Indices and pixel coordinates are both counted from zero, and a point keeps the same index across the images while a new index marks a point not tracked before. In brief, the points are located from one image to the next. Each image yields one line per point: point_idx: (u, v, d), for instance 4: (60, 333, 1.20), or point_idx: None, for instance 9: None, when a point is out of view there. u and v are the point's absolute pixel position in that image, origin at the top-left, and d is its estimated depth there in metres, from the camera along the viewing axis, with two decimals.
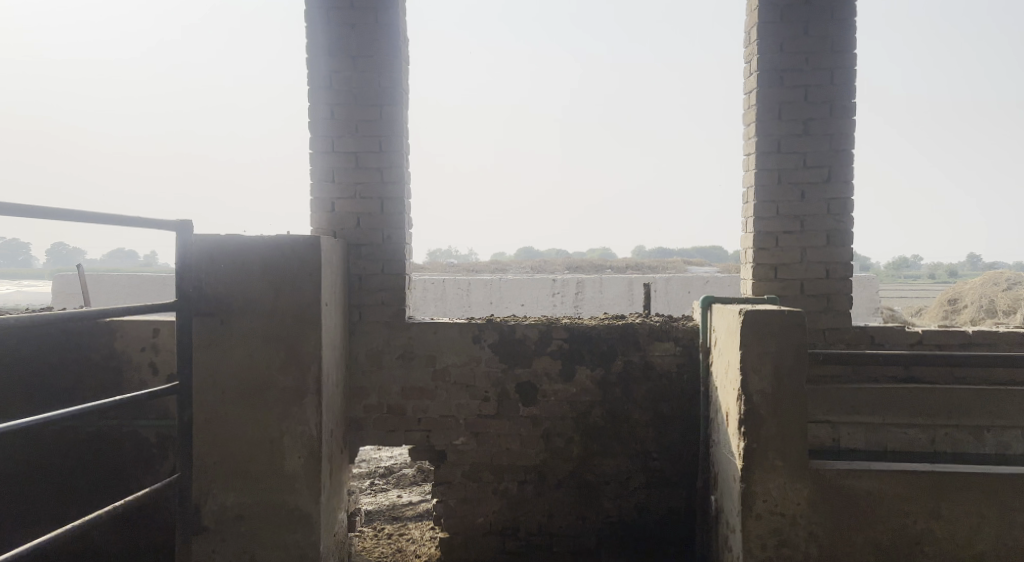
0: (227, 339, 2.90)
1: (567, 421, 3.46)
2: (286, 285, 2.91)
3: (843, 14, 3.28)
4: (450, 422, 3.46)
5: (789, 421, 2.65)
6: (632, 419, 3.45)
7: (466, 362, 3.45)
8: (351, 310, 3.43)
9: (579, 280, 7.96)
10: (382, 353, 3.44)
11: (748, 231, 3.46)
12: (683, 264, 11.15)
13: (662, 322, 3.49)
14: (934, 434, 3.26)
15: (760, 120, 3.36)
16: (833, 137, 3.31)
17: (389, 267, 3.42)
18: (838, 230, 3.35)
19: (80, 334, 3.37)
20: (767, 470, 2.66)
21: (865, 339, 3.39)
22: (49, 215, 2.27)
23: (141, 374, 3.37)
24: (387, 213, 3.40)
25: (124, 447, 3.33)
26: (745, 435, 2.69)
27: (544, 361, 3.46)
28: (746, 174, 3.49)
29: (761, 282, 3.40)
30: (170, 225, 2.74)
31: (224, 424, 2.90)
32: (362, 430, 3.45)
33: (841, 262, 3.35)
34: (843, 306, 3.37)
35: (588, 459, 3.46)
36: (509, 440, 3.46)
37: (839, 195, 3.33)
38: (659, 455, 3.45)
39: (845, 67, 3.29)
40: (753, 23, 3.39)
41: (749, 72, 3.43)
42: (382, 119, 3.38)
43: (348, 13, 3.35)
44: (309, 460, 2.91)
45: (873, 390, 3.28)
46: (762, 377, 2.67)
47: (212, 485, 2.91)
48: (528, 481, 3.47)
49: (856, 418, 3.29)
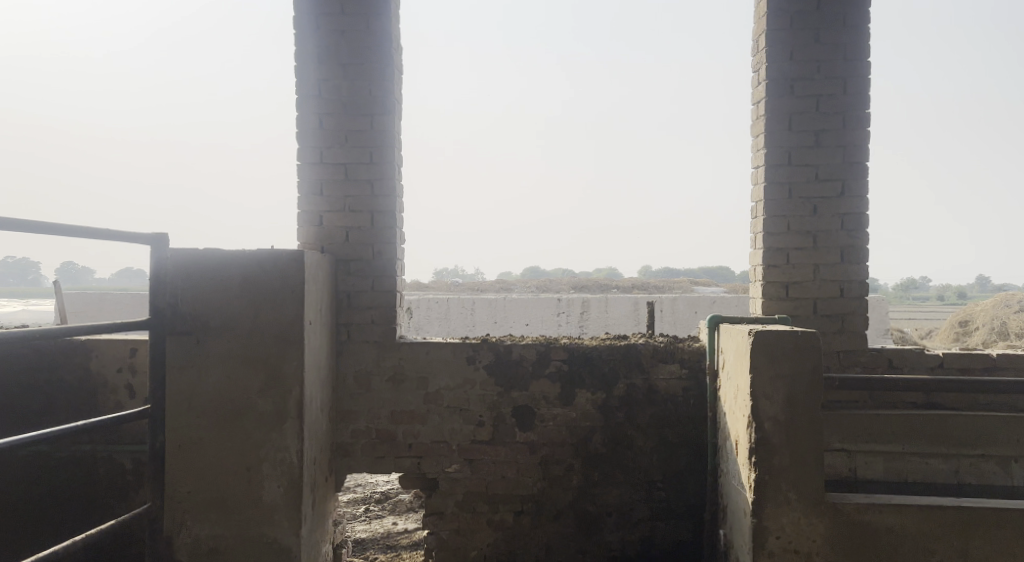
0: (203, 359, 2.74)
1: (566, 448, 3.26)
2: (268, 303, 2.75)
3: (856, 21, 3.13)
4: (442, 448, 3.27)
5: (804, 451, 2.46)
6: (635, 445, 3.26)
7: (459, 384, 3.27)
8: (339, 328, 3.27)
9: (585, 299, 7.73)
10: (371, 374, 3.27)
11: (758, 248, 3.28)
12: (690, 283, 10.92)
13: (667, 342, 3.31)
14: (958, 463, 3.06)
15: (769, 131, 3.20)
16: (847, 148, 3.15)
17: (379, 284, 3.26)
18: (853, 246, 3.17)
19: (54, 354, 3.23)
20: (779, 504, 2.47)
21: (882, 363, 3.20)
22: (14, 227, 2.12)
23: (117, 396, 3.21)
24: (378, 227, 3.25)
25: (98, 474, 3.16)
26: (756, 466, 2.49)
27: (542, 384, 3.27)
28: (754, 188, 3.33)
29: (771, 301, 3.22)
30: (144, 238, 2.59)
31: (201, 450, 2.73)
32: (350, 456, 3.27)
33: (856, 280, 3.17)
34: (860, 326, 3.18)
35: (588, 489, 3.25)
36: (505, 468, 3.27)
37: (853, 209, 3.16)
38: (664, 485, 3.24)
39: (859, 76, 3.14)
40: (761, 30, 3.25)
41: (757, 81, 3.28)
42: (373, 129, 3.24)
43: (339, 19, 3.23)
44: (289, 489, 2.72)
45: (893, 418, 3.09)
46: (774, 403, 2.48)
47: (186, 515, 2.73)
48: (524, 512, 3.27)
49: (873, 447, 3.09)
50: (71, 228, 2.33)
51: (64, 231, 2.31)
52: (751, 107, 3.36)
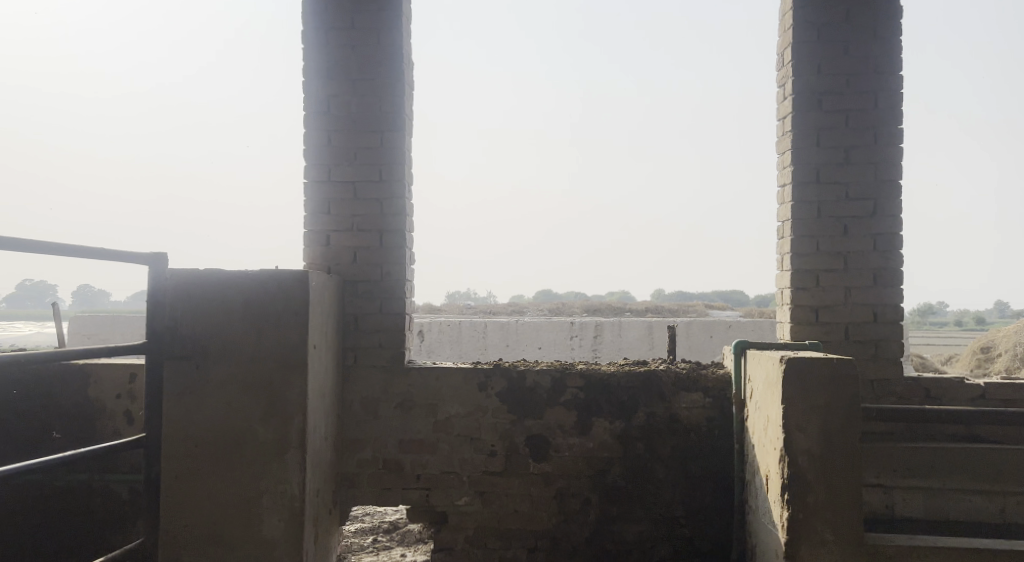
0: (202, 385, 2.61)
1: (583, 480, 3.09)
2: (270, 325, 2.62)
3: (886, 33, 3.01)
4: (453, 480, 3.11)
5: (841, 488, 2.27)
6: (657, 478, 3.07)
7: (471, 412, 3.11)
8: (345, 353, 3.14)
9: (598, 322, 7.53)
10: (378, 401, 3.13)
11: (785, 270, 3.12)
12: (703, 307, 10.70)
13: (690, 369, 3.14)
14: (1004, 501, 2.85)
15: (796, 147, 3.06)
16: (879, 166, 3.00)
17: (388, 306, 3.12)
18: (886, 268, 3.00)
19: (52, 378, 3.12)
20: (815, 546, 2.27)
21: (919, 393, 3.00)
22: (10, 246, 2.01)
23: (115, 423, 3.08)
24: (387, 247, 3.12)
25: (94, 504, 3.03)
26: (788, 504, 2.30)
27: (557, 413, 3.11)
28: (781, 208, 3.18)
29: (801, 326, 3.05)
30: (142, 256, 2.49)
31: (199, 481, 2.59)
32: (355, 488, 3.12)
33: (891, 305, 2.99)
34: (896, 354, 2.99)
35: (608, 524, 3.07)
36: (519, 501, 3.10)
37: (885, 230, 3.00)
38: (687, 521, 3.04)
39: (891, 90, 3.00)
40: (786, 44, 3.13)
41: (783, 96, 3.16)
42: (383, 146, 3.13)
43: (349, 33, 3.15)
44: (290, 523, 2.56)
45: (932, 451, 2.89)
46: (809, 436, 2.30)
47: (181, 550, 2.59)
48: (539, 549, 3.09)
49: (911, 483, 2.89)
50: (69, 247, 2.22)
51: (62, 250, 2.20)
52: (776, 124, 3.23)
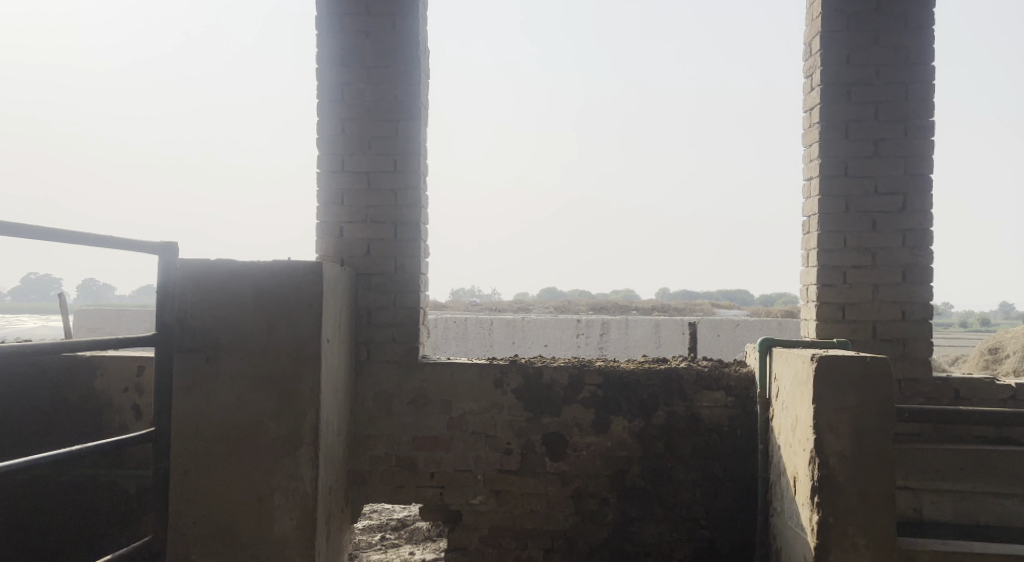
0: (213, 379, 2.54)
1: (601, 480, 3.01)
2: (282, 318, 2.55)
3: (918, 22, 2.91)
4: (467, 478, 3.03)
5: (874, 490, 2.19)
6: (676, 478, 2.99)
7: (486, 408, 3.04)
8: (358, 347, 3.07)
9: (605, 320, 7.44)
10: (392, 397, 3.05)
11: (811, 266, 3.04)
12: (709, 306, 10.60)
13: (711, 367, 3.06)
14: None
15: (824, 140, 2.97)
16: (909, 159, 2.91)
17: (402, 299, 3.05)
18: (915, 265, 2.91)
19: (59, 370, 3.06)
20: (846, 550, 2.18)
21: (948, 394, 2.92)
22: (18, 232, 1.93)
23: (123, 417, 3.02)
24: (401, 239, 3.05)
25: (101, 499, 2.96)
26: (818, 507, 2.22)
27: (574, 410, 3.03)
28: (807, 202, 3.09)
29: (826, 323, 2.96)
30: (153, 246, 2.42)
31: (209, 477, 2.52)
32: (368, 485, 3.05)
33: (920, 303, 2.90)
34: (924, 353, 2.91)
35: (625, 525, 2.99)
36: (535, 501, 3.02)
37: (915, 225, 2.91)
38: (708, 523, 2.96)
39: (922, 81, 2.91)
40: (814, 32, 3.04)
41: (811, 87, 3.07)
42: (398, 136, 3.06)
43: (364, 19, 3.07)
44: (302, 522, 2.49)
45: (961, 453, 2.81)
46: (840, 436, 2.21)
47: (190, 547, 2.52)
48: (554, 549, 3.01)
49: (939, 486, 2.81)
50: (78, 235, 2.15)
51: (70, 238, 2.13)
52: (802, 116, 3.14)
